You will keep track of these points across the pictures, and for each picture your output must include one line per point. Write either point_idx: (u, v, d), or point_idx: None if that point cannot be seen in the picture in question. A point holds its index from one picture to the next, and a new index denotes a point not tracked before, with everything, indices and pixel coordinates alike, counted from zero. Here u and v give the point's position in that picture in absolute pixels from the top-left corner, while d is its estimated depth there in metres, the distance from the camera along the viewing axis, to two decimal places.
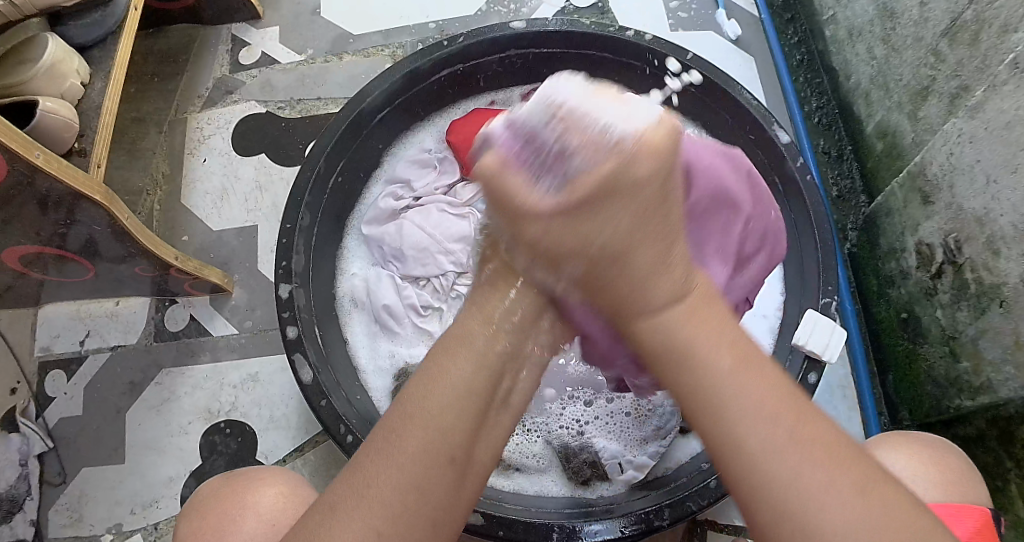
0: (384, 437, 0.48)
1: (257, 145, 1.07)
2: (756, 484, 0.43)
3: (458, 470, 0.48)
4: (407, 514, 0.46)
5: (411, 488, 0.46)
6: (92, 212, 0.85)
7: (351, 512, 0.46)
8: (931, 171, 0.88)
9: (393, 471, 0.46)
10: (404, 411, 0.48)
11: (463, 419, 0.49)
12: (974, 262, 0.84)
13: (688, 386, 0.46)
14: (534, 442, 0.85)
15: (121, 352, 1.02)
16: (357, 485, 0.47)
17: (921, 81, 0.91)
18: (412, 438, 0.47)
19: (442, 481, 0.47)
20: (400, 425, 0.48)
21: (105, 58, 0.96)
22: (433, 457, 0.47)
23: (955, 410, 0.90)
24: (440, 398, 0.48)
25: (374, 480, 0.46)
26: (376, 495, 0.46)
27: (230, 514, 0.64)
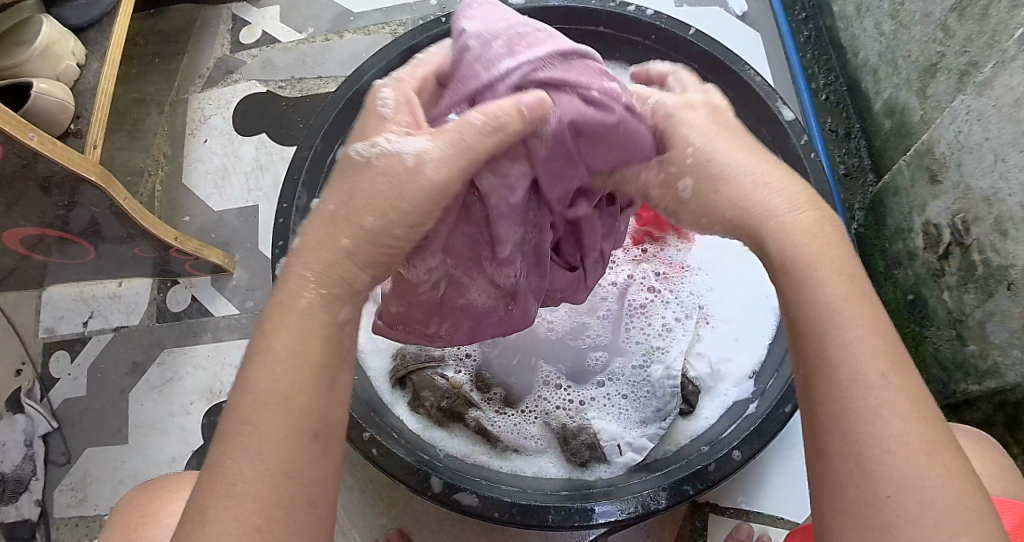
0: (234, 427, 0.46)
1: (258, 124, 1.07)
2: (838, 404, 0.47)
3: (321, 442, 0.47)
4: (282, 497, 0.45)
5: (281, 468, 0.45)
6: (91, 194, 0.85)
7: (224, 513, 0.44)
8: (939, 149, 0.87)
9: (255, 456, 0.45)
10: (251, 399, 0.47)
11: (311, 396, 0.47)
12: (982, 243, 0.82)
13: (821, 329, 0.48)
14: (531, 422, 0.84)
15: (124, 333, 1.03)
16: (222, 483, 0.45)
17: (930, 58, 0.89)
18: (265, 421, 0.46)
19: (308, 454, 0.47)
20: (249, 412, 0.47)
21: (101, 38, 0.96)
22: (291, 433, 0.46)
23: (962, 394, 0.89)
24: (277, 375, 0.47)
25: (236, 473, 0.45)
26: (246, 490, 0.45)
27: (139, 521, 0.63)
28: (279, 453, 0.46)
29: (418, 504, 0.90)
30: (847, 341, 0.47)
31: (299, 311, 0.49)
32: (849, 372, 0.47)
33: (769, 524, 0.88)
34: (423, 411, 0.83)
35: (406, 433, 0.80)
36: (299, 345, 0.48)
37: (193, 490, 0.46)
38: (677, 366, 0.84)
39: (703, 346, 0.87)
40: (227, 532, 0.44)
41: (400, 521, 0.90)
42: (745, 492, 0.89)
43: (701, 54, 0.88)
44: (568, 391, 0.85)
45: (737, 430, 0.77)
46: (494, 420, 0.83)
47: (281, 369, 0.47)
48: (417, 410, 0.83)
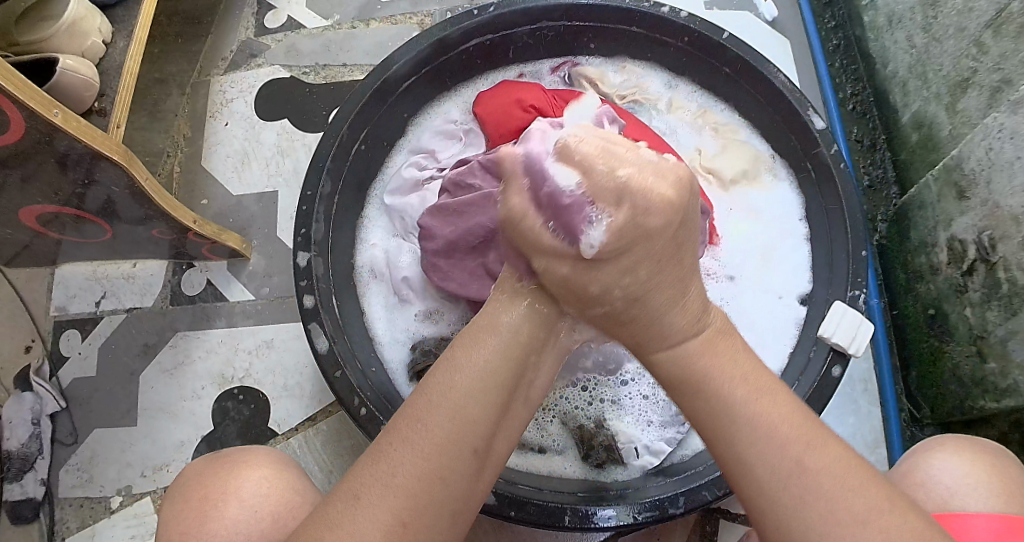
0: (408, 418, 0.49)
1: (281, 110, 1.06)
2: (750, 472, 0.48)
3: (477, 459, 0.49)
4: (425, 502, 0.47)
5: (438, 474, 0.47)
6: (111, 172, 0.84)
7: (367, 498, 0.46)
8: (968, 165, 0.86)
9: (419, 456, 0.47)
10: (430, 397, 0.49)
11: (487, 408, 0.50)
12: (1009, 261, 0.81)
13: (703, 371, 0.52)
14: (550, 422, 0.83)
15: (136, 314, 1.02)
16: (381, 471, 0.47)
17: (962, 72, 0.88)
18: (437, 420, 0.48)
19: (466, 468, 0.49)
20: (423, 411, 0.49)
21: (128, 15, 0.95)
22: (460, 443, 0.48)
23: (978, 411, 0.88)
24: (463, 382, 0.50)
25: (396, 464, 0.47)
26: (403, 484, 0.47)
27: (217, 498, 0.62)
28: (441, 458, 0.48)
29: None
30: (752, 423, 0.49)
31: (499, 335, 0.53)
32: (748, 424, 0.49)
33: None
34: None
35: None
36: (496, 351, 0.52)
37: (350, 473, 0.49)
38: None
39: None
40: (371, 524, 0.45)
41: None
42: None
43: (732, 58, 0.88)
44: (589, 393, 0.84)
45: None
46: None
47: (467, 374, 0.50)
48: None
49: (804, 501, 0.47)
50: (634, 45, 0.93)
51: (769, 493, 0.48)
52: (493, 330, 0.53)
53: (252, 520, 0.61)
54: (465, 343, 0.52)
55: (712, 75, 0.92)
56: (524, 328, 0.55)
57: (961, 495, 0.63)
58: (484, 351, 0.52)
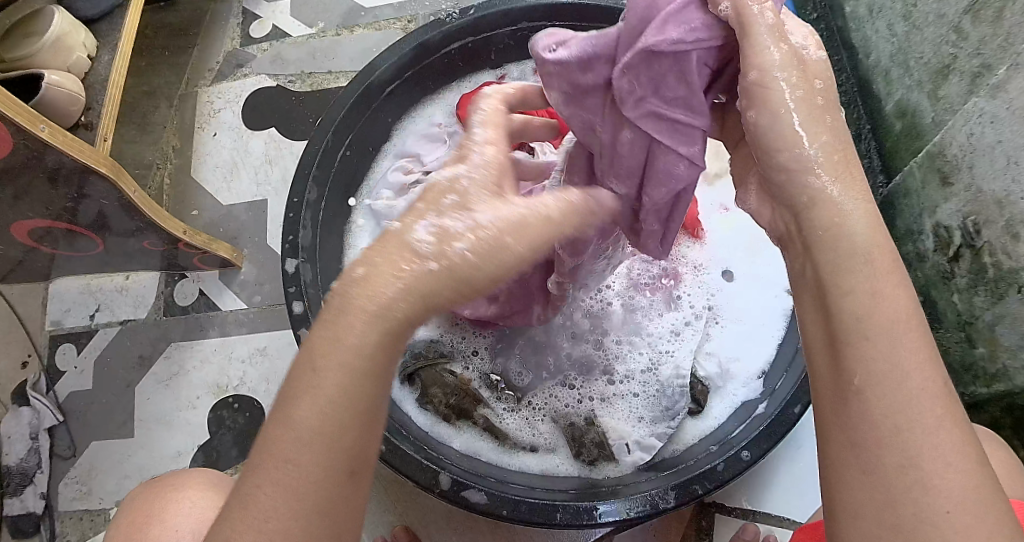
0: (268, 455, 0.43)
1: (268, 119, 1.07)
2: (876, 400, 0.43)
3: (354, 479, 0.44)
4: (312, 535, 0.43)
5: (315, 510, 0.43)
6: (100, 186, 0.84)
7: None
8: (951, 151, 0.86)
9: (286, 499, 0.42)
10: (291, 428, 0.43)
11: (360, 421, 0.44)
12: (993, 246, 0.82)
13: (846, 279, 0.46)
14: (541, 420, 0.84)
15: (130, 326, 1.03)
16: (252, 517, 0.42)
17: (942, 59, 0.89)
18: (307, 455, 0.43)
19: (342, 491, 0.44)
20: (288, 449, 0.43)
21: (113, 29, 0.96)
22: (330, 473, 0.43)
23: (969, 397, 0.88)
24: (321, 404, 0.43)
25: (267, 511, 0.42)
26: (276, 530, 0.42)
27: (143, 520, 0.63)
28: (316, 494, 0.43)
29: (426, 502, 0.90)
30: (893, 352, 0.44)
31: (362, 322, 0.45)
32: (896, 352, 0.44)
33: (776, 525, 0.88)
34: (432, 407, 0.83)
35: (414, 429, 0.79)
36: (368, 348, 0.44)
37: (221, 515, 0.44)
38: (686, 366, 0.84)
39: (714, 345, 0.87)
40: None
41: (406, 518, 0.90)
42: (751, 493, 0.89)
43: None
44: (578, 391, 0.85)
45: (746, 429, 0.77)
46: (505, 418, 0.83)
47: (333, 384, 0.44)
48: (427, 407, 0.83)
49: (915, 444, 0.42)
50: None
51: (860, 434, 0.44)
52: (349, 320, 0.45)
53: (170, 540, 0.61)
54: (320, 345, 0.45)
55: None
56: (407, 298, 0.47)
57: None
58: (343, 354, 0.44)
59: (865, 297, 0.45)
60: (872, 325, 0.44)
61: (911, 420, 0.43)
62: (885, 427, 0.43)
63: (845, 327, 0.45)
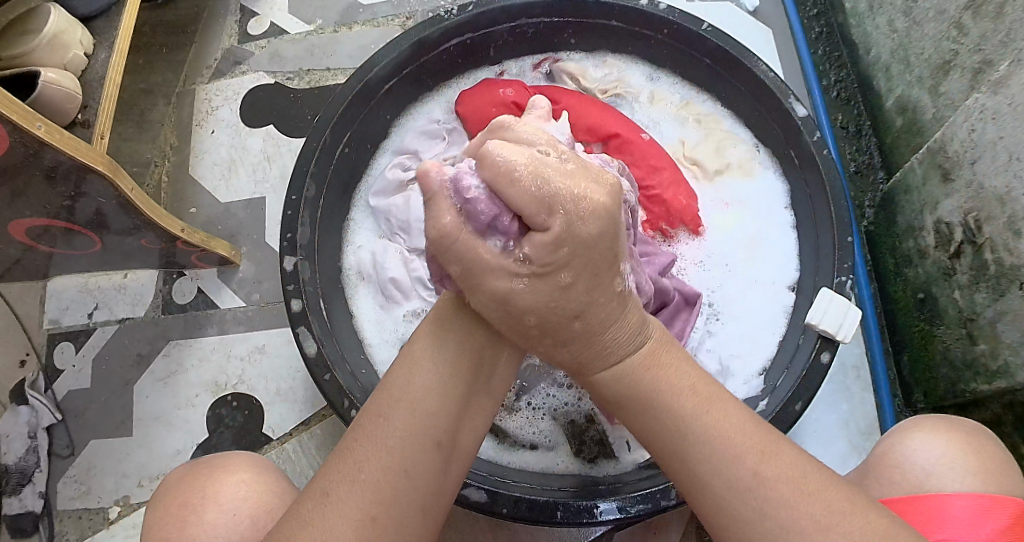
0: (370, 419, 0.51)
1: (266, 116, 1.06)
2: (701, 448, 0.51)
3: (434, 456, 0.51)
4: (398, 492, 0.49)
5: (402, 468, 0.49)
6: (98, 184, 0.84)
7: (341, 490, 0.49)
8: (952, 147, 0.86)
9: (383, 454, 0.49)
10: (388, 396, 0.51)
11: (448, 404, 0.52)
12: (995, 242, 0.81)
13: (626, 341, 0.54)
14: (541, 418, 0.83)
15: (129, 325, 1.02)
16: (348, 468, 0.49)
17: (943, 55, 0.89)
18: (398, 417, 0.51)
19: (431, 462, 0.51)
20: (386, 408, 0.51)
21: (110, 26, 0.95)
22: (422, 441, 0.50)
23: (971, 394, 0.88)
24: (424, 381, 0.52)
25: (363, 460, 0.49)
26: (372, 478, 0.49)
27: (196, 502, 0.63)
28: (407, 457, 0.50)
29: None
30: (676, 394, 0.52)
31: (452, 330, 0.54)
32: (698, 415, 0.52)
33: None
34: None
35: None
36: (444, 357, 0.53)
37: (321, 469, 0.51)
38: None
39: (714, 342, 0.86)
40: (340, 520, 0.47)
41: None
42: None
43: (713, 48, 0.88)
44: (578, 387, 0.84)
45: None
46: (503, 416, 0.83)
47: (428, 373, 0.52)
48: None
49: (751, 494, 0.49)
50: (616, 39, 0.94)
51: (705, 477, 0.51)
52: (446, 326, 0.54)
53: (230, 523, 0.62)
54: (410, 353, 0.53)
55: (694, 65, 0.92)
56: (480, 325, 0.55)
57: (943, 477, 0.63)
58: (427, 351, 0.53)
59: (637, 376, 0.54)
60: (656, 394, 0.53)
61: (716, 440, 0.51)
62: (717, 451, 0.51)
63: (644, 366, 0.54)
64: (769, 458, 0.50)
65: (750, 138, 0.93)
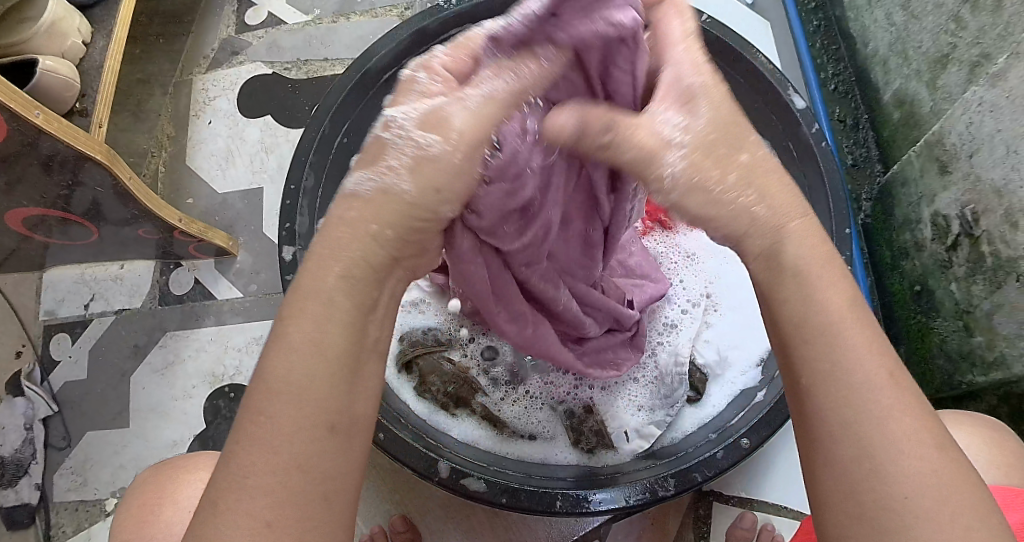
0: (250, 418, 0.43)
1: (263, 107, 1.06)
2: (844, 414, 0.44)
3: (315, 444, 0.43)
4: (296, 492, 0.42)
5: (294, 464, 0.42)
6: (95, 173, 0.83)
7: (236, 501, 0.42)
8: (949, 140, 0.86)
9: (269, 453, 0.42)
10: (264, 391, 0.43)
11: (332, 380, 0.44)
12: (991, 234, 0.82)
13: (794, 285, 0.47)
14: (540, 408, 0.84)
15: (125, 316, 1.02)
16: (234, 475, 0.42)
17: (941, 49, 0.89)
18: (281, 413, 0.43)
19: (327, 449, 0.43)
20: (261, 403, 0.43)
21: (108, 15, 0.95)
22: (309, 426, 0.43)
23: (967, 385, 0.88)
24: (299, 362, 0.44)
25: (246, 465, 0.42)
26: (258, 484, 0.42)
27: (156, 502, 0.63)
28: (295, 444, 0.43)
29: (424, 491, 0.90)
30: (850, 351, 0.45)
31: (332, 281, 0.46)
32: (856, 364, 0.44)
33: (773, 514, 0.88)
34: (429, 396, 0.83)
35: (413, 418, 0.79)
36: (309, 335, 0.45)
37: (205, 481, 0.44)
38: (684, 352, 0.84)
39: (712, 334, 0.87)
40: (231, 529, 0.41)
41: (403, 506, 0.89)
42: (749, 481, 0.89)
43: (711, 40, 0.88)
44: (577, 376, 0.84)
45: (745, 416, 0.77)
46: (502, 407, 0.83)
47: (301, 350, 0.44)
48: (424, 395, 0.83)
49: (891, 462, 0.43)
50: None
51: (828, 443, 0.44)
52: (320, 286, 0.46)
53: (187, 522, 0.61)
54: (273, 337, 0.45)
55: None
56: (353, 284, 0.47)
57: None
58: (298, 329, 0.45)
59: (799, 304, 0.46)
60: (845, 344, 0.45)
61: (866, 387, 0.44)
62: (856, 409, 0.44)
63: (818, 328, 0.46)
64: (917, 435, 0.43)
65: None
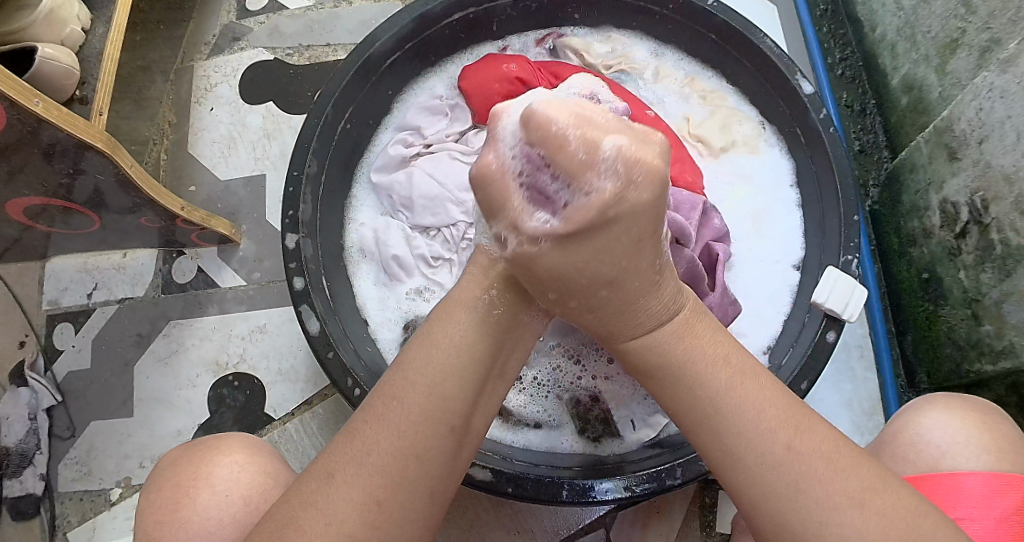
0: (384, 402, 0.51)
1: (265, 93, 1.05)
2: (730, 449, 0.51)
3: (454, 435, 0.51)
4: (410, 477, 0.49)
5: (412, 453, 0.49)
6: (96, 161, 0.83)
7: (371, 459, 0.49)
8: (959, 127, 0.85)
9: (394, 435, 0.49)
10: (404, 380, 0.51)
11: (462, 383, 0.52)
12: (1001, 222, 0.81)
13: (685, 378, 0.53)
14: (545, 396, 0.83)
15: (129, 304, 1.01)
16: (357, 451, 0.49)
17: (951, 34, 0.88)
18: (412, 402, 0.50)
19: (441, 445, 0.50)
20: (400, 390, 0.51)
21: (108, 1, 0.94)
22: (433, 424, 0.50)
23: (975, 374, 0.88)
24: (443, 364, 0.52)
25: (372, 444, 0.49)
26: (380, 464, 0.49)
27: (188, 484, 0.62)
28: (423, 441, 0.50)
29: None
30: (718, 389, 0.52)
31: (472, 311, 0.54)
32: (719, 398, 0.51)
33: None
34: None
35: None
36: (467, 341, 0.53)
37: (329, 450, 0.51)
38: None
39: None
40: (349, 501, 0.48)
41: None
42: None
43: (721, 24, 0.87)
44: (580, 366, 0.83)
45: None
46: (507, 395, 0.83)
47: (448, 359, 0.52)
48: None
49: (798, 496, 0.49)
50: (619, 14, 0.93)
51: (742, 470, 0.50)
52: (473, 301, 0.55)
53: (220, 505, 0.61)
54: (435, 336, 0.53)
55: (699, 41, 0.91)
56: (480, 339, 0.54)
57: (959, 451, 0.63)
58: (459, 334, 0.53)
59: (660, 346, 0.54)
60: (720, 400, 0.51)
61: (765, 426, 0.50)
62: (747, 440, 0.50)
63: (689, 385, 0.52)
64: (816, 446, 0.50)
65: (755, 115, 0.92)
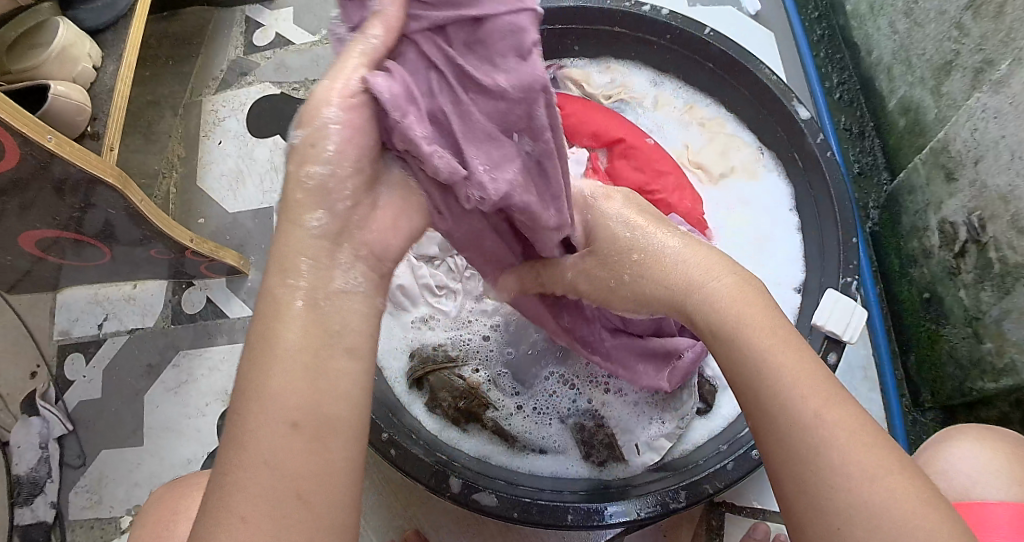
0: (234, 416, 0.44)
1: (273, 126, 1.07)
2: (784, 431, 0.47)
3: (307, 433, 0.43)
4: (281, 486, 0.42)
5: (270, 460, 0.42)
6: (107, 194, 0.84)
7: (235, 479, 0.42)
8: (955, 147, 0.86)
9: (252, 450, 0.42)
10: (245, 391, 0.44)
11: (301, 376, 0.44)
12: (998, 241, 0.82)
13: (746, 365, 0.51)
14: (550, 422, 0.84)
15: (139, 335, 1.03)
16: (222, 471, 0.42)
17: (945, 55, 0.89)
18: (255, 411, 0.43)
19: (298, 445, 0.43)
20: (246, 402, 0.44)
21: (118, 39, 0.97)
22: (283, 427, 0.43)
23: (978, 392, 0.88)
24: (275, 363, 0.44)
25: (236, 464, 0.42)
26: (248, 487, 0.41)
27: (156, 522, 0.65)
28: (283, 450, 0.42)
29: (435, 504, 0.90)
30: (778, 369, 0.49)
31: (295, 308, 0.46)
32: (781, 385, 0.49)
33: (786, 524, 0.87)
34: (440, 411, 0.83)
35: (425, 434, 0.79)
36: (300, 343, 0.45)
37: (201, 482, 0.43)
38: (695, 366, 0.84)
39: None
40: (225, 530, 0.41)
41: (415, 522, 0.90)
42: (760, 492, 0.89)
43: (717, 53, 0.89)
44: (576, 391, 0.85)
45: None
46: (513, 422, 0.84)
47: (280, 355, 0.44)
48: (435, 412, 0.83)
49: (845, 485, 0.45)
50: (619, 44, 0.95)
51: (792, 459, 0.47)
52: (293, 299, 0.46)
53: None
54: (264, 337, 0.45)
55: (697, 70, 0.93)
56: (313, 328, 0.45)
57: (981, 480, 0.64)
58: (291, 336, 0.45)
59: (712, 317, 0.53)
60: (771, 379, 0.49)
61: (818, 413, 0.47)
62: (808, 440, 0.47)
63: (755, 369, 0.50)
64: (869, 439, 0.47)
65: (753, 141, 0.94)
